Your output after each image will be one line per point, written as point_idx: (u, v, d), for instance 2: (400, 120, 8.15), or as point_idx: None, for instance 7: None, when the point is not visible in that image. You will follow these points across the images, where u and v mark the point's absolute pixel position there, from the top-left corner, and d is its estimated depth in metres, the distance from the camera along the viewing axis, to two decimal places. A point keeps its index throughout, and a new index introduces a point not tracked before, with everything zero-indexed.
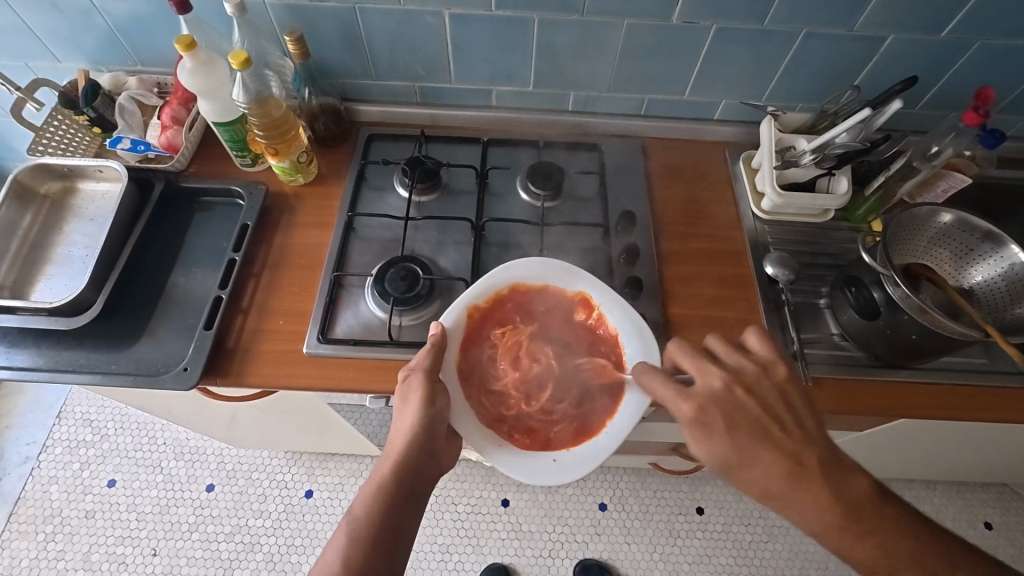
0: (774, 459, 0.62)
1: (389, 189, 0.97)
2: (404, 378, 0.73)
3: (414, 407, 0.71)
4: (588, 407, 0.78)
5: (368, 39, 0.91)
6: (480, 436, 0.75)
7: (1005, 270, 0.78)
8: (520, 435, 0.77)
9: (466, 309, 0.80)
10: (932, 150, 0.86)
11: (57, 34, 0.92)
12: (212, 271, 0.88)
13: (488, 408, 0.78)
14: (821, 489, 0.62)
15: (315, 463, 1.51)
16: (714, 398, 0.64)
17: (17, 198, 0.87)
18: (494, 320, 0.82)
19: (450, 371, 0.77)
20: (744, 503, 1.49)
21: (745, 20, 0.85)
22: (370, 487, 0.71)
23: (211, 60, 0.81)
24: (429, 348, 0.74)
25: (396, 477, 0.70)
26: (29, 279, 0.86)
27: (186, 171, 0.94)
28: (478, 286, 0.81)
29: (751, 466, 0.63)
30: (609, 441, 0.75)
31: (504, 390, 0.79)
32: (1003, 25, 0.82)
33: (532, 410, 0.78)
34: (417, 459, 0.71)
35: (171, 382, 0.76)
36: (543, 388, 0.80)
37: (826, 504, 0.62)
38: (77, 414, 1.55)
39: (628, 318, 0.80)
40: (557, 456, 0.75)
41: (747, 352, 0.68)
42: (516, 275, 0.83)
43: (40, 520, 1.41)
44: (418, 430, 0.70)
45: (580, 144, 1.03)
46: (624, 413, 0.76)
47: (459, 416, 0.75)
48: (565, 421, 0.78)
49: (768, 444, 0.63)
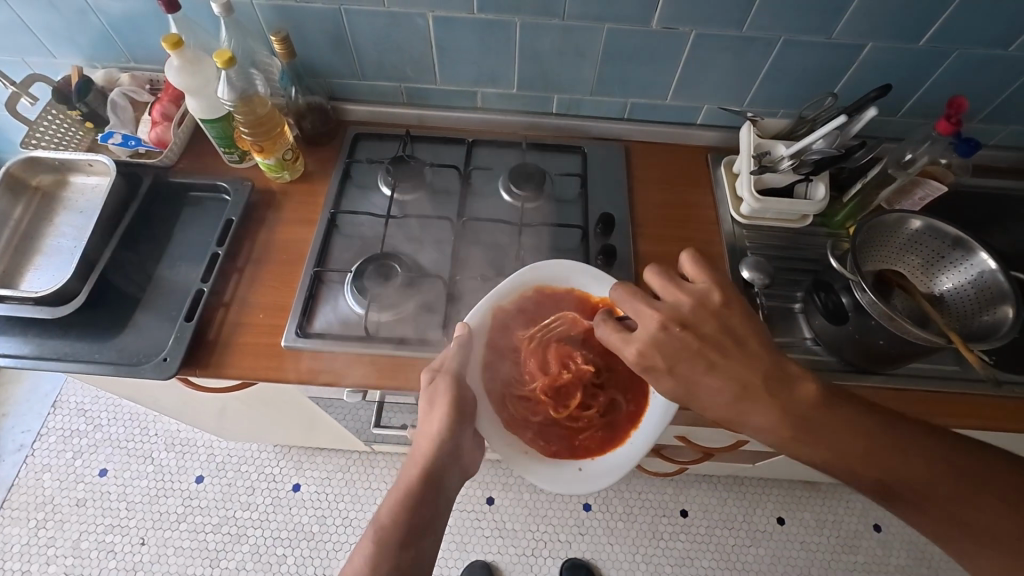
0: (718, 385, 0.63)
1: (374, 187, 0.99)
2: (430, 380, 0.73)
3: (439, 414, 0.71)
4: (613, 415, 0.81)
5: (355, 41, 0.93)
6: (506, 444, 0.78)
7: (974, 278, 0.80)
8: (545, 442, 0.80)
9: (491, 310, 0.81)
10: (907, 158, 0.88)
11: (53, 32, 0.94)
12: (196, 265, 0.90)
13: (515, 414, 0.80)
14: (770, 408, 0.62)
15: (303, 457, 1.53)
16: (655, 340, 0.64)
17: (8, 189, 0.90)
18: (519, 322, 0.83)
19: (474, 374, 0.79)
20: (728, 506, 1.50)
21: (724, 26, 0.86)
22: (396, 493, 0.70)
23: (198, 58, 0.83)
24: (454, 350, 0.75)
25: (422, 481, 0.70)
26: (19, 269, 0.89)
27: (176, 167, 0.97)
28: (504, 288, 0.82)
29: (701, 395, 0.65)
30: (633, 451, 0.78)
31: (530, 395, 0.81)
32: (980, 35, 0.83)
33: (559, 416, 0.81)
34: (443, 465, 0.71)
35: (151, 372, 0.78)
36: (570, 395, 0.81)
37: (778, 419, 0.62)
38: (72, 403, 1.58)
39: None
40: (582, 465, 0.79)
41: (683, 286, 0.66)
42: (540, 277, 0.84)
43: (32, 506, 1.43)
44: (444, 436, 0.71)
45: (564, 146, 1.04)
46: (649, 424, 0.78)
47: (484, 422, 0.77)
48: (591, 428, 0.81)
49: (713, 373, 0.63)
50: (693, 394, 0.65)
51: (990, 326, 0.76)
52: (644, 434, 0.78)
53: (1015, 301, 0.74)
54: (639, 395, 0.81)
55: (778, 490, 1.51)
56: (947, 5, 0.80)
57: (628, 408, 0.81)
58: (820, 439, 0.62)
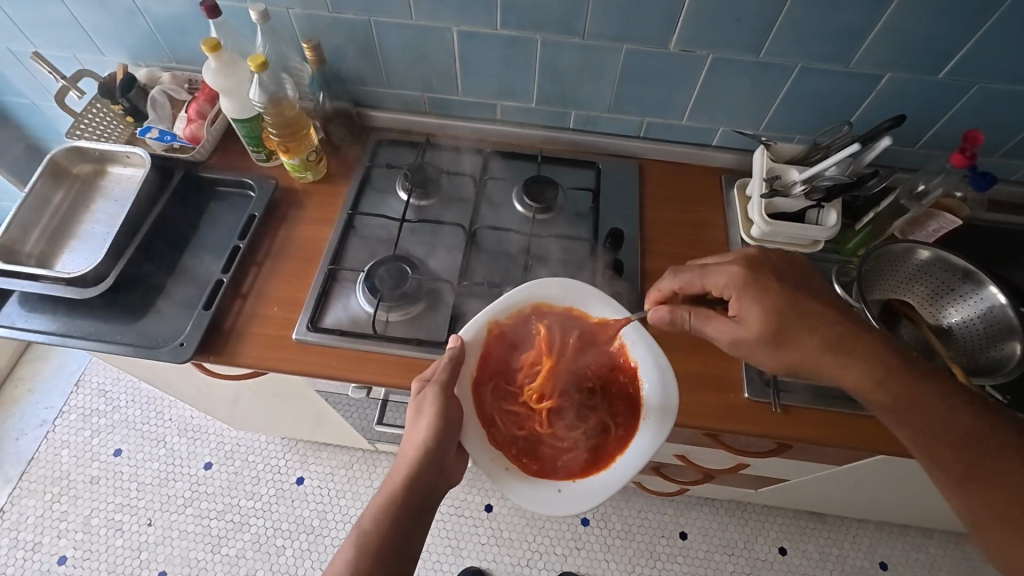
0: (808, 326, 0.69)
1: (392, 192, 1.02)
2: (419, 388, 0.76)
3: (426, 421, 0.73)
4: (601, 438, 0.81)
5: (383, 50, 0.96)
6: (488, 458, 0.77)
7: (983, 312, 0.81)
8: (528, 460, 0.79)
9: (485, 324, 0.82)
10: (920, 189, 0.86)
11: (103, 30, 1.00)
12: (218, 256, 0.94)
13: (501, 428, 0.81)
14: (859, 348, 0.68)
15: (309, 452, 1.56)
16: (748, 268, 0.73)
17: (51, 175, 0.95)
18: (515, 339, 0.84)
19: (464, 385, 0.80)
20: (729, 532, 1.47)
21: (741, 52, 0.87)
22: (380, 499, 0.73)
23: (234, 61, 0.88)
24: (446, 360, 0.77)
25: (406, 489, 0.72)
26: (56, 250, 0.94)
27: (206, 163, 1.02)
28: (503, 303, 0.83)
29: (791, 337, 0.69)
30: (616, 477, 0.77)
31: (520, 410, 0.83)
32: (1001, 70, 0.82)
33: (544, 433, 0.82)
34: (426, 474, 0.73)
35: (168, 356, 0.82)
36: (559, 416, 0.83)
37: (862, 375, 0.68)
38: (94, 383, 1.64)
39: (651, 354, 0.80)
40: (562, 486, 0.77)
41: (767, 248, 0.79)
42: (540, 295, 0.84)
43: (49, 480, 1.49)
44: (429, 445, 0.73)
45: (579, 161, 1.06)
46: (634, 451, 0.78)
47: (469, 435, 0.77)
48: (576, 450, 0.81)
49: (813, 305, 0.70)
50: (784, 335, 0.70)
51: (996, 362, 0.78)
52: (628, 460, 0.77)
53: (1022, 337, 0.76)
54: (630, 420, 0.81)
55: (782, 520, 1.48)
56: (967, 39, 0.80)
57: (617, 431, 0.81)
58: (901, 406, 0.66)
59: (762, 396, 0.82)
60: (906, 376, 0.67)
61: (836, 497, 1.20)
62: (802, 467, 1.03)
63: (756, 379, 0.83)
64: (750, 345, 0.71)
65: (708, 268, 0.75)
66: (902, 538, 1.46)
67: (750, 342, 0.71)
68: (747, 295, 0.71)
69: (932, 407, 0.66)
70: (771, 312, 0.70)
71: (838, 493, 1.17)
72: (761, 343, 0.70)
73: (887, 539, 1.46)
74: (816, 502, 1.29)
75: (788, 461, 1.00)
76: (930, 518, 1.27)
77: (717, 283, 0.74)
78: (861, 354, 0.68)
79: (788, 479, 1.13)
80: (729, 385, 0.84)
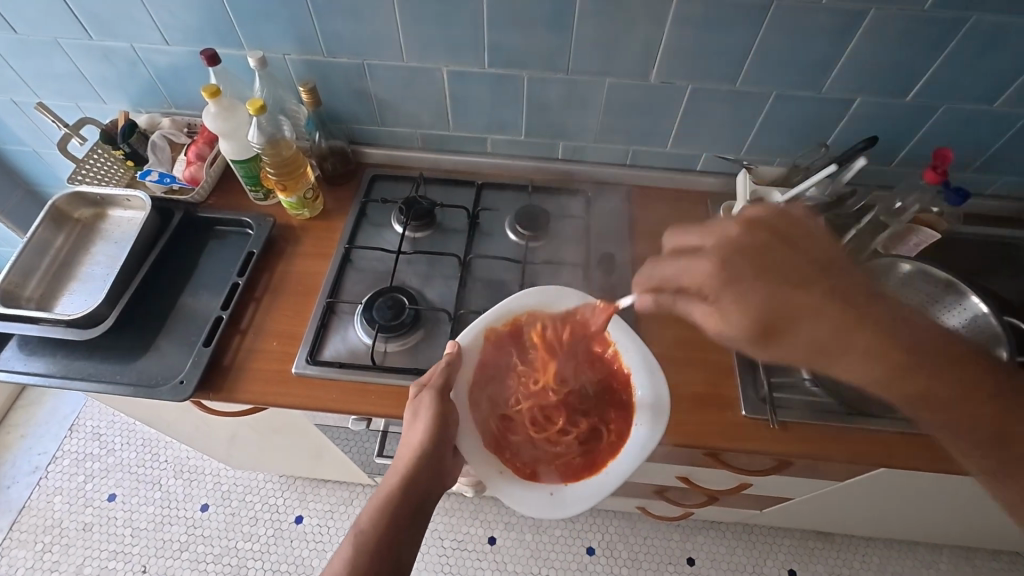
0: (795, 309, 0.63)
1: (387, 225, 1.04)
2: (415, 394, 0.77)
3: (423, 423, 0.74)
4: (593, 444, 0.81)
5: (376, 92, 1.00)
6: (482, 463, 0.77)
7: (968, 321, 0.86)
8: (521, 465, 0.79)
9: (482, 331, 0.83)
10: (898, 206, 0.93)
11: (106, 80, 1.04)
12: (217, 293, 0.95)
13: (494, 432, 0.81)
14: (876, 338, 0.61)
15: (307, 489, 1.53)
16: (726, 261, 0.65)
17: (53, 221, 0.97)
18: (510, 346, 0.85)
19: (461, 390, 0.80)
20: (737, 555, 1.45)
21: (718, 81, 0.91)
22: (377, 500, 0.72)
23: (233, 106, 0.91)
24: (442, 366, 0.78)
25: (403, 489, 0.72)
26: (55, 294, 0.95)
27: (205, 204, 1.04)
28: (499, 312, 0.84)
29: (784, 329, 0.63)
30: (608, 482, 0.76)
31: (514, 415, 0.82)
32: (965, 91, 0.87)
33: (537, 437, 0.81)
34: (422, 476, 0.73)
35: (167, 394, 0.82)
36: (552, 420, 0.82)
37: (870, 355, 0.62)
38: (88, 427, 1.62)
39: (641, 357, 0.81)
40: (554, 489, 0.77)
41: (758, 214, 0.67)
42: (534, 303, 0.86)
43: (41, 529, 1.46)
44: (426, 447, 0.73)
45: (568, 189, 1.10)
46: (627, 455, 0.77)
47: (466, 439, 0.78)
48: (568, 456, 0.81)
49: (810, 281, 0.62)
50: (777, 324, 0.64)
51: None
52: (621, 465, 0.77)
53: (1008, 345, 0.80)
54: (621, 426, 0.81)
55: (789, 541, 1.46)
56: (931, 63, 0.84)
57: (609, 438, 0.81)
58: (927, 396, 0.62)
59: (759, 413, 0.83)
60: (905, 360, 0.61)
61: (839, 514, 1.20)
62: (806, 485, 1.03)
63: (753, 397, 0.84)
64: (737, 336, 0.67)
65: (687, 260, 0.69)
66: (912, 555, 1.45)
67: (731, 332, 0.66)
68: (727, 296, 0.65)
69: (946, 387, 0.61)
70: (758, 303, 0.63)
71: (841, 511, 1.17)
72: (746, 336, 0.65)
73: (897, 557, 1.44)
74: (820, 521, 1.28)
75: (792, 479, 1.00)
76: (938, 532, 1.26)
77: (683, 274, 0.69)
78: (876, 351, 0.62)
79: (792, 497, 1.12)
80: (729, 404, 0.84)
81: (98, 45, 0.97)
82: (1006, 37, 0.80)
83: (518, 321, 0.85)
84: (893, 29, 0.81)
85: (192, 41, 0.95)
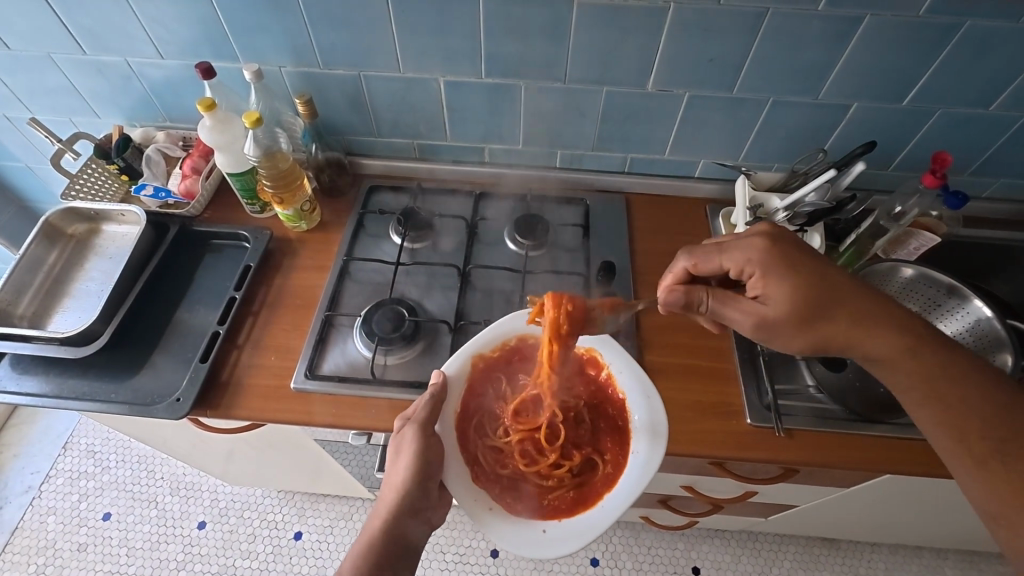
0: (829, 296, 0.70)
1: (386, 236, 1.04)
2: (399, 428, 0.75)
3: (407, 458, 0.72)
4: (587, 478, 0.81)
5: (373, 104, 1.00)
6: (471, 499, 0.75)
7: (971, 325, 0.86)
8: (512, 499, 0.78)
9: (469, 358, 0.82)
10: (897, 210, 0.92)
11: (101, 95, 1.03)
12: (213, 308, 0.94)
13: (484, 464, 0.80)
14: (892, 335, 0.69)
15: (306, 505, 1.51)
16: (771, 246, 0.72)
17: (46, 236, 0.96)
18: (501, 373, 0.85)
19: (447, 422, 0.79)
20: (742, 564, 1.43)
21: (715, 89, 0.92)
22: (359, 543, 0.71)
23: (229, 118, 0.91)
24: (426, 399, 0.76)
25: (386, 530, 0.71)
26: (48, 312, 0.94)
27: (201, 217, 1.03)
28: (487, 337, 0.83)
29: (822, 321, 0.70)
30: (605, 514, 0.75)
31: (504, 447, 0.83)
32: (961, 95, 0.87)
33: (528, 470, 0.81)
34: (407, 516, 0.72)
35: (164, 413, 0.80)
36: (543, 452, 0.83)
37: (900, 350, 0.69)
38: (82, 444, 1.60)
39: (639, 384, 0.80)
40: (547, 526, 0.75)
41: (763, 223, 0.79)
42: (524, 326, 0.84)
43: (33, 551, 1.43)
44: (410, 485, 0.72)
45: (566, 198, 1.09)
46: (624, 484, 0.76)
47: (452, 477, 0.75)
48: (562, 489, 0.80)
49: (833, 272, 0.71)
50: (814, 313, 0.70)
51: None
52: (618, 495, 0.75)
53: (1012, 348, 0.81)
54: (619, 455, 0.80)
55: (794, 549, 1.45)
56: (926, 68, 0.84)
57: (604, 468, 0.81)
58: (919, 380, 0.68)
59: (764, 420, 0.82)
60: (923, 355, 0.68)
61: (844, 521, 1.19)
62: (811, 492, 1.02)
63: (758, 404, 0.84)
64: (777, 319, 0.71)
65: (727, 245, 0.74)
66: (918, 560, 1.44)
67: (777, 320, 0.71)
68: (776, 276, 0.70)
69: (944, 373, 0.67)
70: (801, 285, 0.70)
71: (845, 518, 1.16)
72: (795, 323, 0.70)
73: (901, 563, 1.43)
74: (825, 528, 1.27)
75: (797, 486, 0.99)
76: (943, 538, 1.25)
77: (718, 261, 0.74)
78: (894, 335, 0.69)
79: (797, 505, 1.11)
80: (731, 411, 0.84)
81: (92, 59, 0.96)
82: (1000, 42, 0.80)
83: (508, 346, 0.85)
84: (887, 35, 0.81)
85: (188, 55, 0.95)
